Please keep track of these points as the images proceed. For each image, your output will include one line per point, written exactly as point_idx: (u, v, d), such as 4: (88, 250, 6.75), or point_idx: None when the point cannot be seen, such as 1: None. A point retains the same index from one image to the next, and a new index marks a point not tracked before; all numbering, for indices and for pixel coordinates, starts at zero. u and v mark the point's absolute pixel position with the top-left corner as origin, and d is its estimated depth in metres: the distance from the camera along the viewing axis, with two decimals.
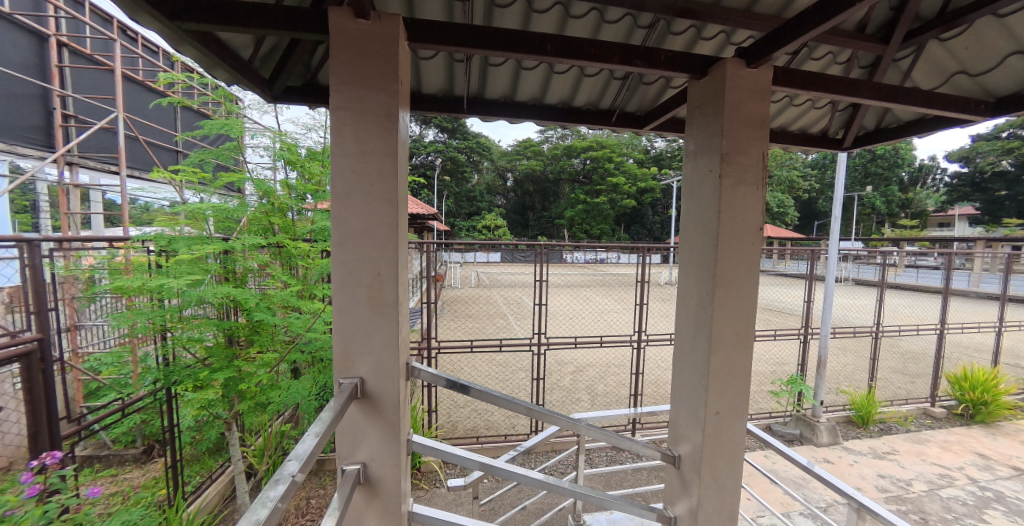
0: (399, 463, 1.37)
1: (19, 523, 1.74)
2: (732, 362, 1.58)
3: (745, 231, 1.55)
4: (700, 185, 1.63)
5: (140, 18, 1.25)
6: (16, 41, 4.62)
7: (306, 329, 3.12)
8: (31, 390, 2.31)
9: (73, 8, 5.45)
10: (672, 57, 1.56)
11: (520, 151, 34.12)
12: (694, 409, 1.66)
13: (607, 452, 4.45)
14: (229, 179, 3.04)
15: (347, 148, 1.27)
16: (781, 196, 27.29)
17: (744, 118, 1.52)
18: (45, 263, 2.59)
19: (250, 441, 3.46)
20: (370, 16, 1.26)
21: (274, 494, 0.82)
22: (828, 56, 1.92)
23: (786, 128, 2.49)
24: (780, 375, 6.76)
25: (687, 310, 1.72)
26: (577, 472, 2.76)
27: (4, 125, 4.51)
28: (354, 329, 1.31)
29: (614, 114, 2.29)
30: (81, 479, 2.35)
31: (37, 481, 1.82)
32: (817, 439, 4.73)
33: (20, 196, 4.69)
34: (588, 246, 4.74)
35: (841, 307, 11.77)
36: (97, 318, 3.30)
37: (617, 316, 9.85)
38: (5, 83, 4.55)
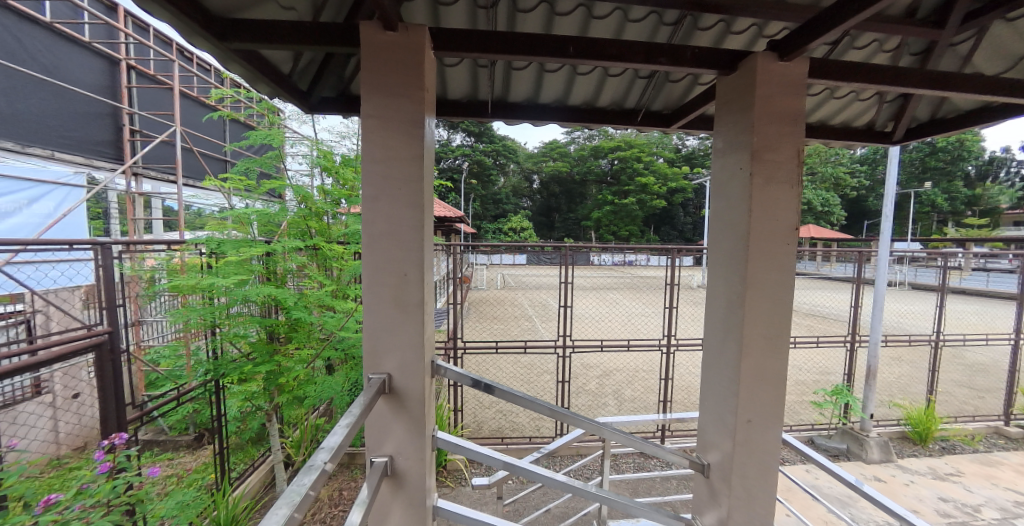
0: (423, 457, 1.46)
1: (93, 495, 1.82)
2: (763, 368, 1.57)
3: (778, 231, 1.54)
4: (729, 183, 1.64)
5: (195, 41, 1.37)
6: (90, 65, 5.29)
7: (340, 328, 3.27)
8: (103, 378, 2.51)
9: (140, 34, 6.15)
10: (698, 53, 1.57)
11: (546, 153, 34.01)
12: (723, 416, 1.66)
13: (635, 458, 4.41)
14: (272, 186, 3.23)
15: (375, 153, 1.36)
16: (827, 195, 26.01)
17: (774, 113, 1.51)
18: (116, 263, 2.89)
19: (288, 433, 3.68)
20: (398, 28, 1.34)
21: (307, 481, 0.91)
22: (873, 44, 1.85)
23: (828, 122, 2.43)
24: (824, 385, 6.48)
25: (717, 312, 1.72)
26: (601, 476, 2.75)
27: (79, 140, 5.16)
28: (380, 327, 1.40)
29: (639, 113, 2.32)
30: (142, 460, 2.54)
31: (108, 460, 2.02)
32: (866, 455, 4.52)
33: (95, 204, 5.27)
34: (615, 247, 4.62)
35: (895, 313, 11.12)
36: (157, 315, 3.58)
37: (645, 319, 9.71)
38: (80, 103, 5.18)
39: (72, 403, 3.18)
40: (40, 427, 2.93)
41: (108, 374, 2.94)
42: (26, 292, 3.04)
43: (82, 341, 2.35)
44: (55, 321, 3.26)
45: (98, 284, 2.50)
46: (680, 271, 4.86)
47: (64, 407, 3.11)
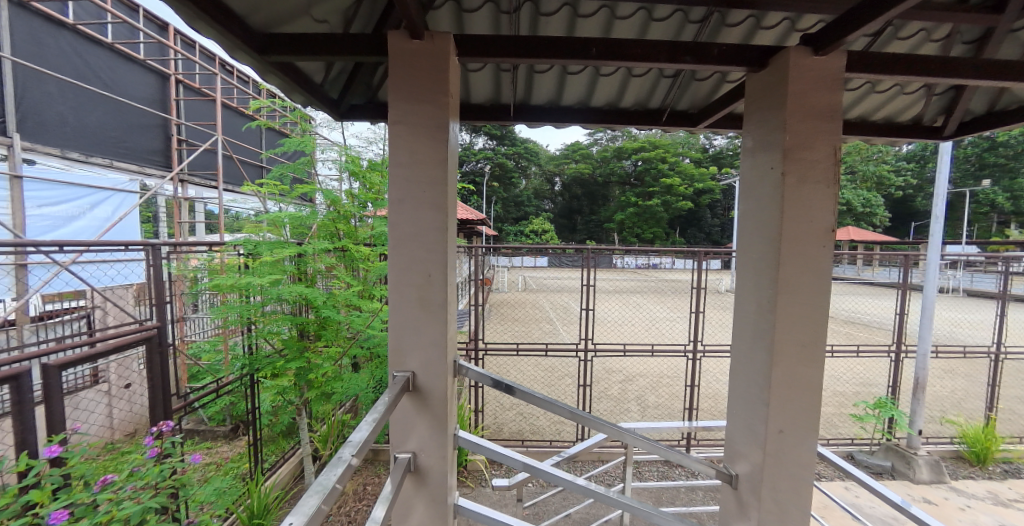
0: (445, 455, 1.52)
1: (142, 477, 1.97)
2: (796, 377, 1.51)
3: (812, 232, 1.46)
4: (759, 183, 1.58)
5: (237, 54, 1.47)
6: (144, 81, 6.22)
7: (366, 327, 3.38)
8: (153, 370, 2.68)
9: (185, 49, 7.13)
10: (725, 50, 1.54)
11: (567, 155, 33.82)
12: (752, 425, 1.62)
13: (659, 467, 4.33)
14: (303, 190, 3.38)
15: (401, 158, 1.43)
16: (867, 195, 24.77)
17: (808, 109, 1.45)
18: (165, 264, 3.06)
19: (316, 427, 3.82)
20: (424, 36, 1.40)
21: (333, 475, 0.96)
22: (920, 33, 1.74)
23: (869, 118, 2.32)
24: (866, 397, 6.17)
25: (746, 317, 1.66)
26: (623, 483, 2.73)
27: (135, 150, 6.12)
28: (404, 326, 1.47)
29: (664, 113, 2.31)
30: (185, 447, 2.69)
31: (156, 446, 2.18)
32: (913, 474, 4.28)
33: (146, 208, 6.25)
34: (638, 250, 4.59)
35: (949, 323, 10.44)
36: (198, 312, 3.81)
37: (670, 324, 9.53)
38: (136, 116, 6.12)
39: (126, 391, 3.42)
40: (98, 413, 3.18)
41: (159, 366, 3.14)
42: (88, 290, 3.28)
43: (133, 335, 2.51)
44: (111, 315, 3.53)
45: (148, 282, 2.68)
46: (707, 275, 4.76)
47: (119, 395, 3.35)
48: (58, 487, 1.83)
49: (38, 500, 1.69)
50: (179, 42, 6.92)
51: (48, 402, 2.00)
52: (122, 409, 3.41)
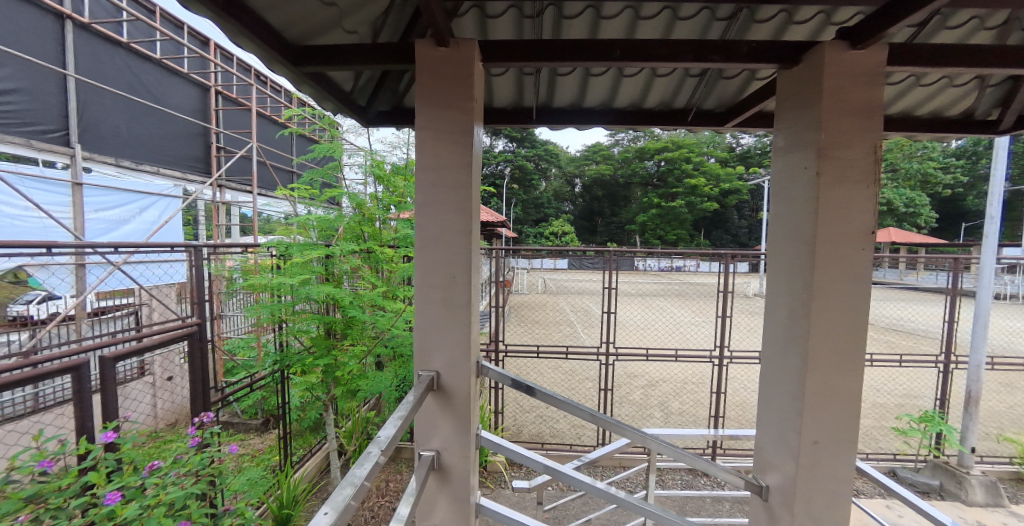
0: (468, 454, 1.57)
1: (185, 464, 2.11)
2: (833, 386, 1.41)
3: (850, 235, 1.37)
4: (791, 183, 1.51)
5: (276, 67, 1.56)
6: (188, 94, 6.75)
7: (389, 327, 3.47)
8: (194, 366, 2.82)
9: (224, 62, 7.63)
10: (754, 48, 1.51)
11: (588, 156, 33.39)
12: (784, 435, 1.51)
13: (683, 476, 4.23)
14: (331, 194, 3.50)
15: (428, 162, 1.48)
16: (908, 195, 23.53)
17: (845, 106, 1.37)
18: (208, 266, 3.25)
19: (342, 423, 3.94)
20: (450, 43, 1.45)
21: (361, 473, 1.00)
22: (972, 22, 1.58)
23: (913, 113, 2.18)
24: (910, 410, 5.83)
25: (776, 323, 1.58)
26: (646, 490, 2.70)
27: (180, 158, 6.63)
28: (430, 326, 1.52)
29: (690, 113, 2.29)
30: (223, 438, 2.83)
31: (197, 435, 2.33)
32: (966, 496, 3.99)
33: (189, 212, 6.75)
34: (661, 252, 4.53)
35: (1005, 333, 9.75)
36: (235, 309, 4.02)
37: (695, 328, 9.33)
38: (181, 126, 6.62)
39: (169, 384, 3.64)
40: (143, 402, 3.42)
41: (203, 359, 3.32)
42: (137, 287, 3.49)
43: (177, 331, 2.66)
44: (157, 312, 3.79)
45: (191, 281, 2.84)
46: (735, 278, 4.64)
47: (163, 387, 3.58)
48: (112, 470, 1.96)
49: (94, 481, 1.82)
50: (218, 56, 7.47)
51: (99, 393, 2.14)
52: (163, 400, 3.64)
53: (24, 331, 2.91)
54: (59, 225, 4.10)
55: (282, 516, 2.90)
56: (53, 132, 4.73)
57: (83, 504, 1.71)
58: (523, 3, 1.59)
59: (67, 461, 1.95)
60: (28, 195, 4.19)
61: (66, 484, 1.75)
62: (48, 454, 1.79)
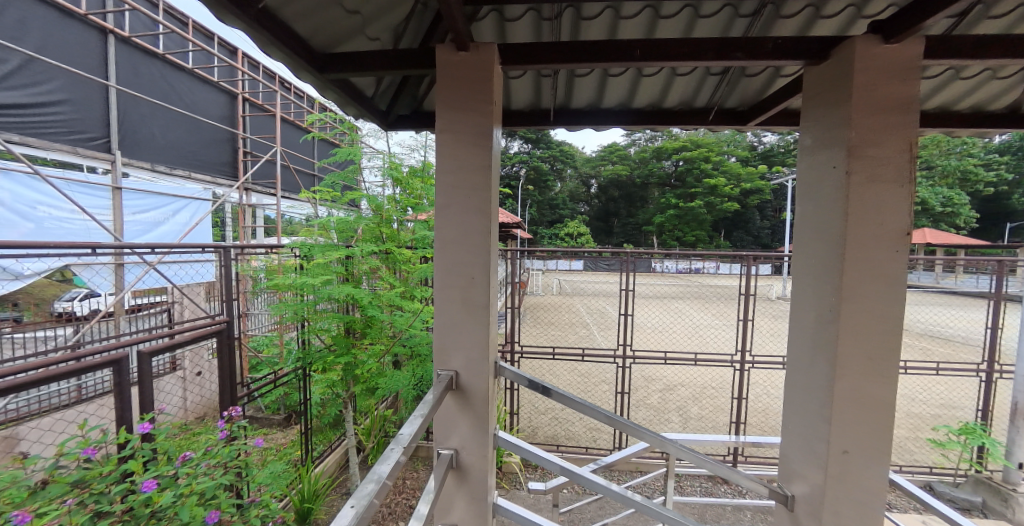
0: (485, 454, 1.57)
1: (214, 456, 2.18)
2: (864, 393, 1.36)
3: (883, 236, 1.33)
4: (819, 183, 1.47)
5: (302, 74, 1.60)
6: (216, 100, 6.99)
7: (407, 326, 3.52)
8: (223, 362, 2.91)
9: (251, 70, 7.90)
10: (780, 44, 1.48)
11: (604, 157, 32.94)
12: (811, 442, 1.47)
13: (702, 483, 4.14)
14: (351, 196, 3.57)
15: (447, 165, 1.50)
16: (942, 195, 22.52)
17: (877, 103, 1.33)
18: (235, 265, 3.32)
19: (360, 421, 4.01)
20: (469, 47, 1.47)
21: (383, 471, 1.01)
22: (1018, 11, 1.49)
23: (952, 108, 2.08)
24: (948, 421, 5.55)
25: (802, 327, 1.54)
26: (665, 495, 2.66)
27: (207, 163, 6.88)
28: (450, 326, 1.53)
29: (711, 112, 2.26)
30: (249, 431, 2.92)
31: (226, 429, 2.40)
32: (1011, 515, 3.70)
33: (216, 214, 6.99)
34: (680, 254, 4.47)
35: None
36: (259, 308, 4.14)
37: (715, 332, 9.14)
38: (209, 132, 6.87)
39: (199, 380, 3.77)
40: (175, 395, 3.56)
41: (230, 355, 3.43)
42: (170, 286, 3.65)
43: (206, 327, 2.75)
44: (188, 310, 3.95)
45: (220, 280, 2.94)
46: (757, 281, 4.53)
47: (193, 381, 3.72)
48: (147, 459, 2.04)
49: (133, 470, 1.90)
50: (246, 64, 7.74)
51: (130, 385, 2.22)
52: (194, 393, 3.78)
53: (68, 327, 3.13)
54: (103, 228, 4.37)
55: (302, 510, 2.97)
56: (96, 140, 5.05)
57: (122, 490, 1.78)
58: (542, 5, 1.59)
59: (108, 449, 2.04)
60: (73, 199, 4.45)
61: (107, 471, 1.83)
62: (91, 442, 1.87)
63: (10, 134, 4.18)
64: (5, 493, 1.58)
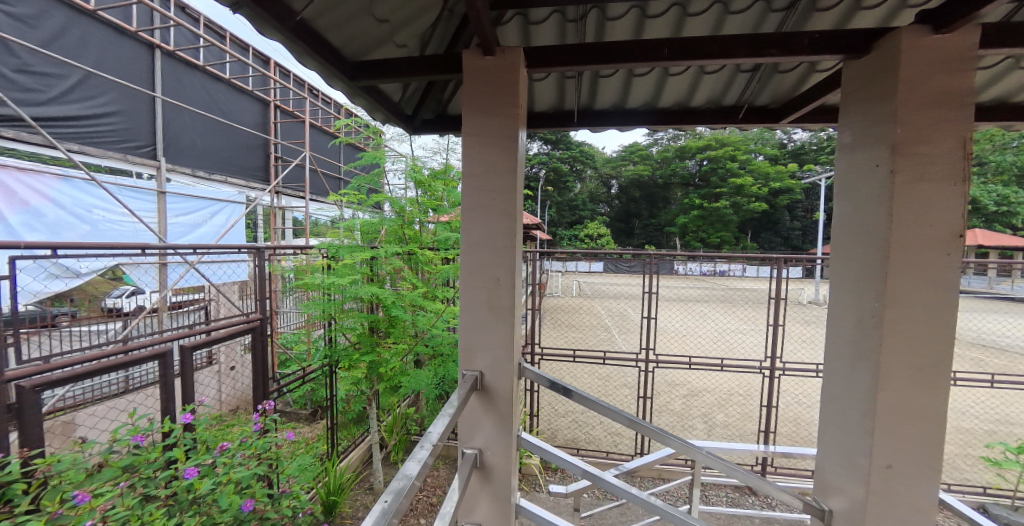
0: (509, 455, 1.56)
1: (248, 447, 2.25)
2: (911, 404, 1.29)
3: (933, 238, 1.26)
4: (859, 182, 1.41)
5: (332, 82, 1.64)
6: (250, 108, 7.25)
7: (430, 326, 3.56)
8: (256, 357, 3.01)
9: (282, 78, 8.18)
10: (817, 39, 1.43)
11: (625, 157, 32.60)
12: (851, 455, 1.41)
13: (728, 493, 4.00)
14: (375, 198, 3.62)
15: (473, 168, 1.50)
16: (989, 193, 21.23)
17: (926, 96, 1.26)
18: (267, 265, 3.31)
19: (383, 418, 4.08)
20: (495, 51, 1.47)
21: (410, 472, 1.02)
22: None
23: (1009, 99, 1.95)
24: (1001, 437, 5.17)
25: (842, 332, 1.47)
26: (690, 504, 2.58)
27: (243, 167, 7.16)
28: (475, 326, 1.53)
29: (741, 109, 2.19)
30: (279, 425, 3.00)
31: (259, 422, 2.49)
32: None
33: (250, 217, 7.27)
34: (705, 256, 4.35)
35: None
36: (288, 306, 4.27)
37: (741, 336, 8.86)
38: (244, 138, 7.13)
39: (233, 374, 3.90)
40: (211, 388, 3.72)
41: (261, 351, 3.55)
42: (207, 284, 3.85)
43: (241, 324, 2.86)
44: (223, 308, 4.12)
45: (254, 279, 3.05)
46: (788, 284, 4.36)
47: (227, 375, 3.86)
48: (189, 448, 2.13)
49: (176, 457, 2.00)
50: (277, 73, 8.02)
51: (170, 378, 2.34)
52: (228, 385, 3.92)
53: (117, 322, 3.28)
54: (149, 230, 4.58)
55: (328, 503, 3.04)
56: (143, 148, 5.34)
57: (167, 476, 1.89)
58: (567, 7, 1.58)
59: (154, 437, 2.17)
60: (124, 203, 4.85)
61: (153, 457, 1.94)
62: (140, 430, 1.99)
63: (69, 143, 4.52)
64: (66, 474, 1.71)
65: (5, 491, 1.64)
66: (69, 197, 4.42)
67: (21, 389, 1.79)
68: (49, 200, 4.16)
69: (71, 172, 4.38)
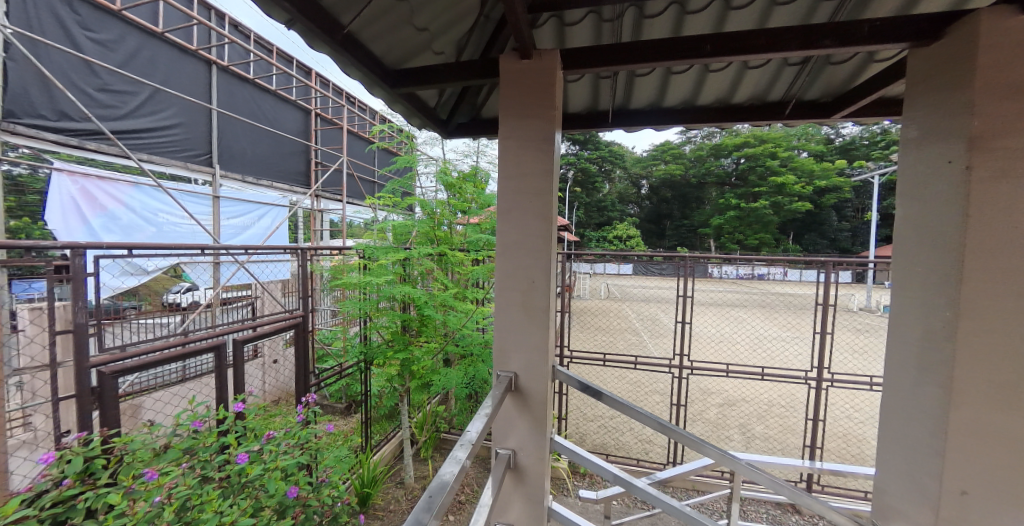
0: (543, 457, 1.54)
1: (292, 438, 2.34)
2: (987, 423, 1.18)
3: (1015, 241, 1.15)
4: (925, 180, 1.31)
5: (372, 90, 1.68)
6: (294, 116, 7.57)
7: (461, 326, 3.58)
8: (298, 352, 3.13)
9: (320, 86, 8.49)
10: (877, 27, 1.33)
11: (656, 156, 31.83)
12: (916, 476, 1.30)
13: (769, 509, 3.81)
14: (407, 201, 3.68)
15: (510, 171, 1.50)
16: None
17: (1008, 86, 1.15)
18: (308, 265, 3.42)
19: (413, 415, 4.15)
20: (532, 55, 1.46)
21: (448, 471, 1.02)
22: None
23: None
24: None
25: (904, 342, 1.37)
26: (728, 519, 2.46)
27: (288, 173, 7.48)
28: (510, 328, 1.52)
29: (788, 106, 2.08)
30: (318, 417, 3.10)
31: (302, 413, 2.59)
32: None
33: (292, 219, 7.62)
34: (743, 259, 4.17)
35: None
36: (326, 304, 4.43)
37: (782, 344, 8.43)
38: (289, 145, 7.45)
39: (276, 367, 4.08)
40: (256, 379, 3.92)
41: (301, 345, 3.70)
42: (255, 282, 3.98)
43: (285, 320, 2.99)
44: (268, 304, 4.32)
45: (299, 277, 3.19)
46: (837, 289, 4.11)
47: (271, 367, 4.05)
48: (240, 436, 2.24)
49: (229, 442, 2.10)
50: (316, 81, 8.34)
51: (224, 369, 2.49)
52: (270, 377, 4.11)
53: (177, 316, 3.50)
54: (207, 231, 4.85)
55: (362, 494, 3.11)
56: (201, 156, 5.67)
57: (222, 460, 1.98)
58: (603, 7, 1.54)
59: (209, 424, 2.30)
60: (185, 206, 5.19)
61: (210, 442, 2.04)
62: (199, 416, 2.12)
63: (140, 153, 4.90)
64: (138, 452, 1.87)
65: (88, 465, 1.80)
66: (139, 202, 4.78)
67: (102, 374, 1.98)
68: (122, 205, 4.54)
69: (141, 179, 4.70)
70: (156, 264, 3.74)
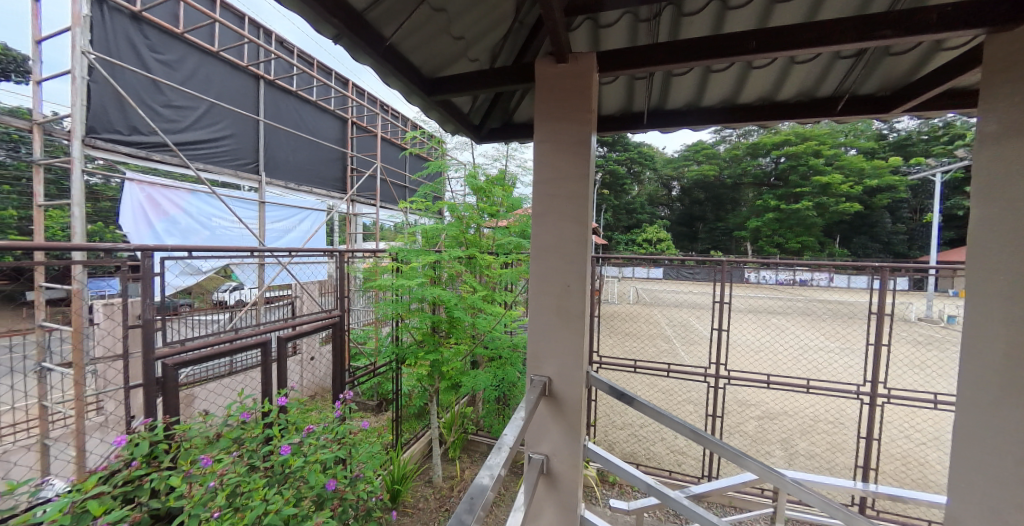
0: (576, 463, 1.53)
1: (328, 433, 2.42)
2: None
3: None
4: (1009, 181, 1.21)
5: (411, 98, 1.73)
6: (332, 125, 7.86)
7: (489, 328, 3.61)
8: (335, 350, 3.24)
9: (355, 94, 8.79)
10: (943, 15, 1.25)
11: (688, 157, 30.93)
12: (1004, 507, 1.20)
13: None
14: (438, 204, 3.74)
15: (545, 174, 1.50)
16: None
17: None
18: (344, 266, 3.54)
19: (441, 415, 4.19)
20: (568, 58, 1.46)
21: (484, 473, 1.03)
22: None
23: None
24: None
25: (986, 357, 1.26)
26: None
27: (326, 179, 7.77)
28: (545, 332, 1.52)
29: (841, 101, 1.98)
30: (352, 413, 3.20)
31: (339, 410, 2.68)
32: None
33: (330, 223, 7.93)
34: (783, 263, 3.97)
35: None
36: (359, 305, 4.55)
37: (826, 355, 7.97)
38: (328, 152, 7.74)
39: (312, 363, 4.23)
40: (294, 375, 4.08)
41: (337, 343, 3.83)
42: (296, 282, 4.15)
43: (323, 320, 3.10)
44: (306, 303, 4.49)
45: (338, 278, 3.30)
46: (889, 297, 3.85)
47: (308, 364, 4.20)
48: (282, 428, 2.34)
49: (273, 435, 2.20)
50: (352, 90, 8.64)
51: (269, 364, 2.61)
52: (307, 374, 4.27)
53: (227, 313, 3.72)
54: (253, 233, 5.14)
55: (393, 491, 3.17)
56: (248, 164, 5.98)
57: (267, 451, 2.09)
58: (639, 7, 1.52)
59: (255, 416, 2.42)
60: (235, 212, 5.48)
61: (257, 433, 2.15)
62: (247, 407, 2.23)
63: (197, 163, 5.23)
64: (193, 441, 2.00)
65: (152, 449, 1.94)
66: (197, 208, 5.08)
67: (166, 366, 2.13)
68: (182, 210, 4.86)
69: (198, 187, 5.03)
70: (210, 265, 3.99)
